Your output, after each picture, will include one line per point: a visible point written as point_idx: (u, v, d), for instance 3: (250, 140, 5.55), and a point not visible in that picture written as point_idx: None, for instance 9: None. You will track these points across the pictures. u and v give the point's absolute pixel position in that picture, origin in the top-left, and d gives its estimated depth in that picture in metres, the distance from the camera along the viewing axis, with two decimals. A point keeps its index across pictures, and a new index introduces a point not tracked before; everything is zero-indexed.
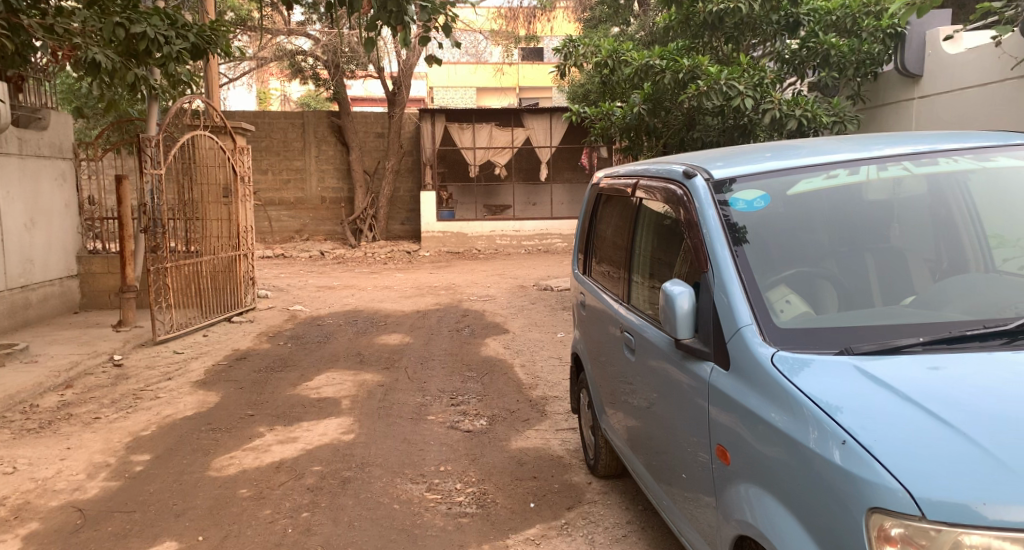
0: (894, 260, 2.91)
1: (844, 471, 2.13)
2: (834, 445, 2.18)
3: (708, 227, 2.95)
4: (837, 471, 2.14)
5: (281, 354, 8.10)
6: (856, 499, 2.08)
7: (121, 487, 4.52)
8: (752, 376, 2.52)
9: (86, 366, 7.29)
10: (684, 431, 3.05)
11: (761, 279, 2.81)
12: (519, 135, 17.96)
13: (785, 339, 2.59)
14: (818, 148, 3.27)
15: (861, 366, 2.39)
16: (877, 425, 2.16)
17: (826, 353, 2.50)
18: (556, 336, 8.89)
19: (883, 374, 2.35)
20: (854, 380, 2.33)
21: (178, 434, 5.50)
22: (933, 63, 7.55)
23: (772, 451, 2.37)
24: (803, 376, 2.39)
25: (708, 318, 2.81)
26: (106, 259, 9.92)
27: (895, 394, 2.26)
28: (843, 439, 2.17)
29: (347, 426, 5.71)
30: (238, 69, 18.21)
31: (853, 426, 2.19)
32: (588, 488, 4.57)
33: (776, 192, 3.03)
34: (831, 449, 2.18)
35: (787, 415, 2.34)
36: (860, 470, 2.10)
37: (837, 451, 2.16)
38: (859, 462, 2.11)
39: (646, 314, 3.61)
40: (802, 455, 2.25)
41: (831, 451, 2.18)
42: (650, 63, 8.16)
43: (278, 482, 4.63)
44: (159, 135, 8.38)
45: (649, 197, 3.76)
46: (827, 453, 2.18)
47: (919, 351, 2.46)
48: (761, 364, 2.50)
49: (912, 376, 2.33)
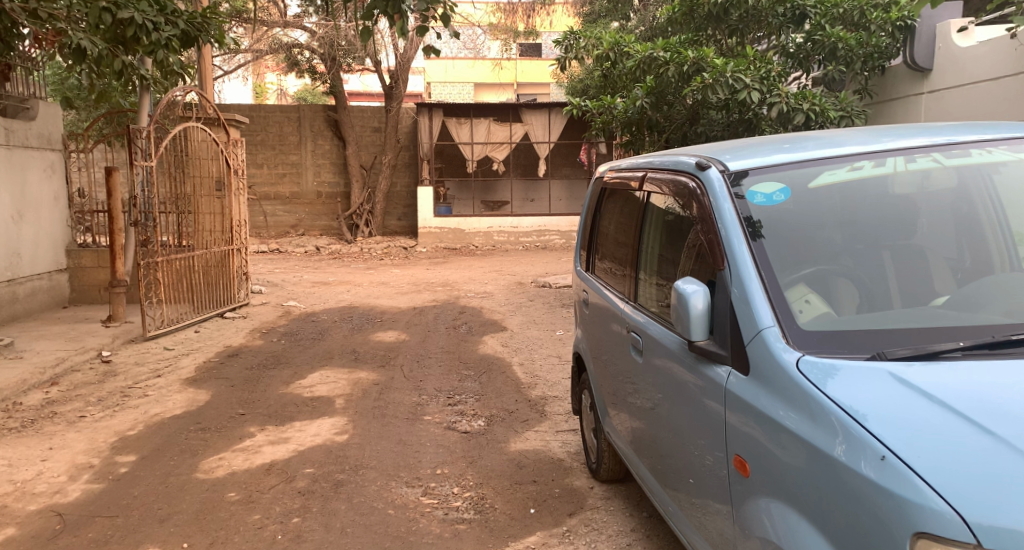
0: (923, 258, 2.75)
1: (881, 488, 1.97)
2: (870, 461, 2.02)
3: (723, 221, 2.78)
4: (873, 487, 1.98)
5: (274, 351, 7.93)
6: (897, 521, 1.92)
7: (105, 489, 4.34)
8: (774, 381, 2.35)
9: (73, 362, 7.11)
10: (692, 435, 2.89)
11: (781, 277, 2.64)
12: (518, 131, 17.73)
13: (811, 343, 2.42)
14: (839, 138, 3.10)
15: (894, 372, 2.23)
16: (919, 439, 2.01)
17: (857, 358, 2.33)
18: (555, 334, 8.72)
19: (922, 381, 2.18)
20: (888, 388, 2.16)
21: (166, 433, 5.33)
22: (944, 57, 7.39)
23: (795, 462, 2.20)
24: (833, 382, 2.22)
25: (723, 318, 2.63)
26: (97, 253, 9.75)
27: (938, 403, 2.10)
28: (881, 454, 2.01)
29: (340, 427, 5.53)
30: (233, 60, 18.02)
31: (887, 438, 2.03)
32: (590, 493, 4.40)
33: (796, 185, 2.86)
34: (864, 463, 2.02)
35: (815, 425, 2.17)
36: (901, 489, 1.94)
37: (870, 467, 2.01)
38: (898, 478, 1.96)
39: (654, 313, 3.44)
40: (831, 469, 2.09)
41: (865, 465, 2.02)
42: (653, 55, 7.99)
43: (269, 485, 4.46)
44: (151, 127, 8.18)
45: (657, 191, 3.59)
46: (859, 467, 2.03)
47: (959, 356, 2.30)
48: (785, 368, 2.33)
49: (954, 381, 2.17)
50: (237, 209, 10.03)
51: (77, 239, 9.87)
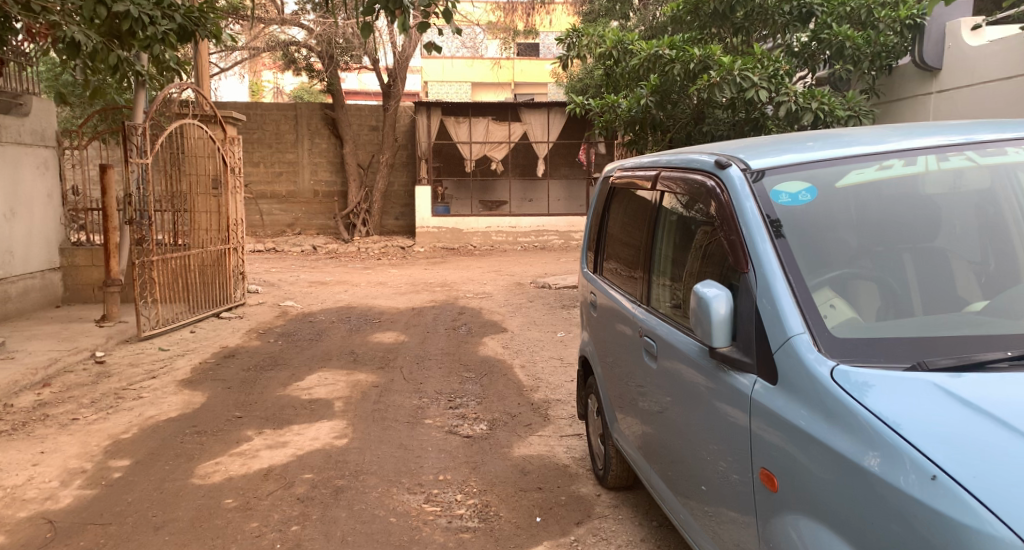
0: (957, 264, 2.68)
1: (933, 509, 1.93)
2: (920, 481, 1.98)
3: (746, 222, 2.69)
4: (924, 508, 1.94)
5: (272, 352, 7.80)
6: (950, 543, 1.88)
7: (97, 495, 4.21)
8: (807, 392, 2.29)
9: (66, 363, 6.97)
10: (704, 440, 2.84)
11: (809, 280, 2.56)
12: (516, 130, 17.63)
13: (845, 351, 2.36)
14: (864, 136, 3.02)
15: (938, 384, 2.18)
16: (971, 457, 1.97)
17: (895, 368, 2.28)
18: (557, 336, 8.60)
19: (967, 394, 2.14)
20: (933, 401, 2.12)
21: (161, 437, 5.19)
22: (954, 56, 7.30)
23: (825, 474, 2.17)
24: (873, 394, 2.17)
25: (747, 322, 2.56)
26: (91, 251, 9.60)
27: (988, 418, 2.06)
28: (932, 473, 1.97)
29: (340, 431, 5.40)
30: (229, 57, 17.87)
31: (939, 457, 1.99)
32: (597, 500, 4.29)
33: (822, 185, 2.78)
34: (910, 480, 1.99)
35: (848, 437, 2.14)
36: (953, 511, 1.91)
37: (921, 487, 1.97)
38: (951, 499, 1.92)
39: (667, 315, 3.34)
40: (875, 487, 2.04)
41: (907, 481, 1.99)
42: (658, 53, 7.88)
43: (267, 491, 4.34)
44: (146, 124, 8.11)
45: (669, 189, 3.49)
46: (904, 485, 1.99)
47: (1005, 368, 2.25)
48: (820, 379, 2.27)
49: (1001, 395, 2.13)
50: (234, 208, 9.89)
51: (71, 237, 9.74)
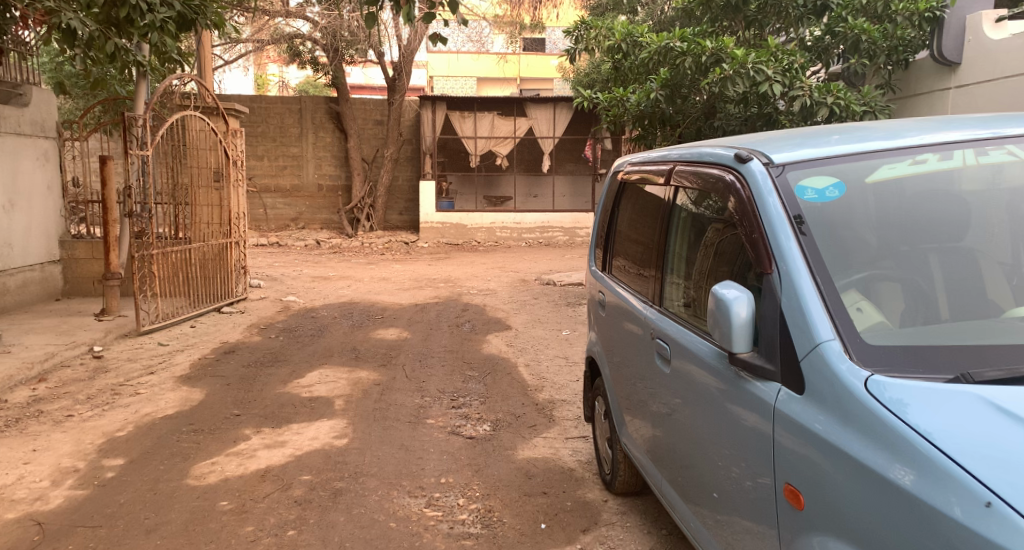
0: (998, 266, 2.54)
1: (988, 540, 1.81)
2: (972, 507, 1.86)
3: (769, 219, 2.56)
4: (978, 539, 1.82)
5: (272, 348, 7.67)
6: None
7: (89, 496, 4.09)
8: (841, 406, 2.17)
9: (63, 357, 6.85)
10: (716, 444, 2.73)
11: (837, 283, 2.44)
12: (521, 125, 17.48)
13: (880, 362, 2.23)
14: (893, 128, 2.89)
15: (985, 399, 2.06)
16: None
17: (936, 380, 2.15)
18: (561, 334, 8.46)
19: (1017, 408, 2.02)
20: (981, 419, 2.00)
21: (157, 435, 5.06)
22: (974, 50, 7.14)
23: (857, 493, 2.06)
24: (915, 410, 2.05)
25: (770, 326, 2.43)
26: (91, 244, 9.48)
27: None
28: (985, 499, 1.85)
29: (339, 430, 5.27)
30: (233, 49, 17.74)
31: (993, 482, 1.87)
32: (604, 507, 4.16)
33: (850, 180, 2.66)
34: (962, 506, 1.86)
35: (882, 453, 2.04)
36: (1010, 541, 1.78)
37: (973, 514, 1.85)
38: (1007, 527, 1.80)
39: (679, 316, 3.21)
40: (920, 513, 1.92)
41: (956, 507, 1.87)
42: (668, 45, 7.72)
43: (263, 493, 4.21)
44: (146, 115, 7.98)
45: (683, 184, 3.35)
46: (953, 512, 1.87)
47: None
48: (856, 393, 2.15)
49: None
50: (236, 201, 9.74)
51: (72, 230, 9.63)
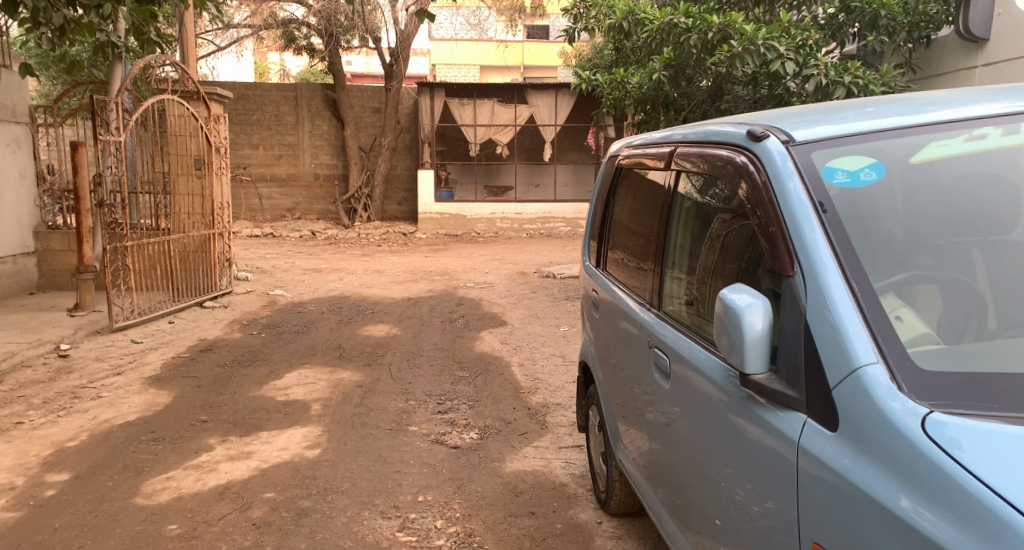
0: None
1: None
2: None
3: (791, 208, 2.10)
4: None
5: (251, 346, 7.22)
6: None
7: (20, 520, 3.69)
8: (893, 451, 1.74)
9: (24, 357, 6.44)
10: (725, 473, 2.27)
11: (877, 288, 2.00)
12: (522, 113, 16.96)
13: (936, 393, 1.81)
14: (942, 98, 2.44)
15: None
16: None
17: (1010, 422, 1.74)
18: (559, 330, 8.02)
19: None
20: None
21: (112, 444, 4.65)
22: (1004, 24, 6.63)
23: None
24: (991, 468, 1.63)
25: (792, 343, 1.99)
26: (67, 235, 9.08)
27: None
28: None
29: (312, 439, 4.84)
30: (226, 35, 17.22)
31: None
32: (598, 530, 3.73)
33: (889, 161, 2.21)
34: None
35: (949, 520, 1.61)
36: None
37: None
38: None
39: (681, 324, 2.73)
40: None
41: None
42: (673, 21, 7.25)
43: (218, 514, 3.78)
44: (118, 99, 7.42)
45: (686, 167, 2.88)
46: None
47: None
48: (914, 438, 1.72)
49: None
50: (219, 191, 9.22)
51: (47, 220, 9.21)
